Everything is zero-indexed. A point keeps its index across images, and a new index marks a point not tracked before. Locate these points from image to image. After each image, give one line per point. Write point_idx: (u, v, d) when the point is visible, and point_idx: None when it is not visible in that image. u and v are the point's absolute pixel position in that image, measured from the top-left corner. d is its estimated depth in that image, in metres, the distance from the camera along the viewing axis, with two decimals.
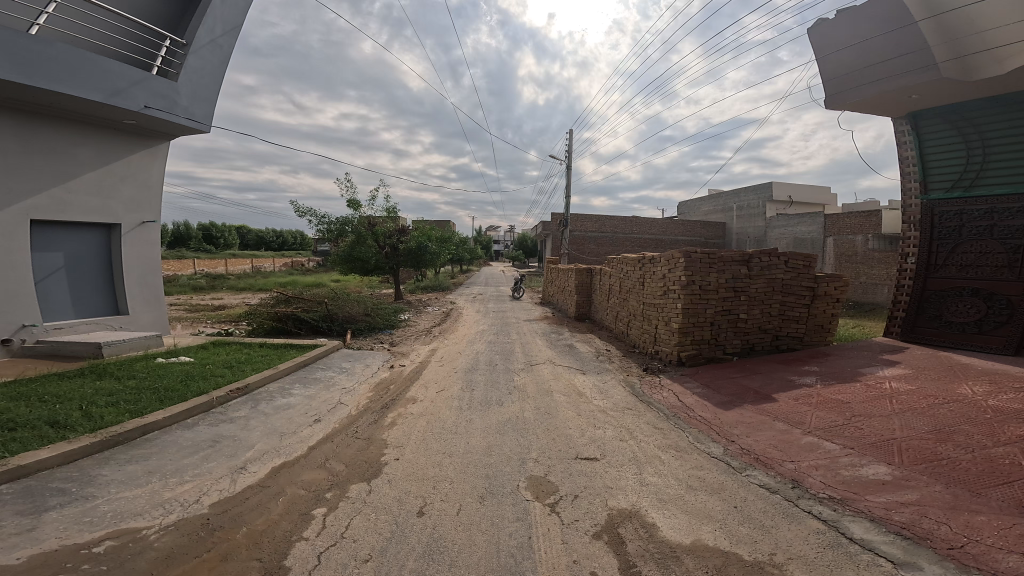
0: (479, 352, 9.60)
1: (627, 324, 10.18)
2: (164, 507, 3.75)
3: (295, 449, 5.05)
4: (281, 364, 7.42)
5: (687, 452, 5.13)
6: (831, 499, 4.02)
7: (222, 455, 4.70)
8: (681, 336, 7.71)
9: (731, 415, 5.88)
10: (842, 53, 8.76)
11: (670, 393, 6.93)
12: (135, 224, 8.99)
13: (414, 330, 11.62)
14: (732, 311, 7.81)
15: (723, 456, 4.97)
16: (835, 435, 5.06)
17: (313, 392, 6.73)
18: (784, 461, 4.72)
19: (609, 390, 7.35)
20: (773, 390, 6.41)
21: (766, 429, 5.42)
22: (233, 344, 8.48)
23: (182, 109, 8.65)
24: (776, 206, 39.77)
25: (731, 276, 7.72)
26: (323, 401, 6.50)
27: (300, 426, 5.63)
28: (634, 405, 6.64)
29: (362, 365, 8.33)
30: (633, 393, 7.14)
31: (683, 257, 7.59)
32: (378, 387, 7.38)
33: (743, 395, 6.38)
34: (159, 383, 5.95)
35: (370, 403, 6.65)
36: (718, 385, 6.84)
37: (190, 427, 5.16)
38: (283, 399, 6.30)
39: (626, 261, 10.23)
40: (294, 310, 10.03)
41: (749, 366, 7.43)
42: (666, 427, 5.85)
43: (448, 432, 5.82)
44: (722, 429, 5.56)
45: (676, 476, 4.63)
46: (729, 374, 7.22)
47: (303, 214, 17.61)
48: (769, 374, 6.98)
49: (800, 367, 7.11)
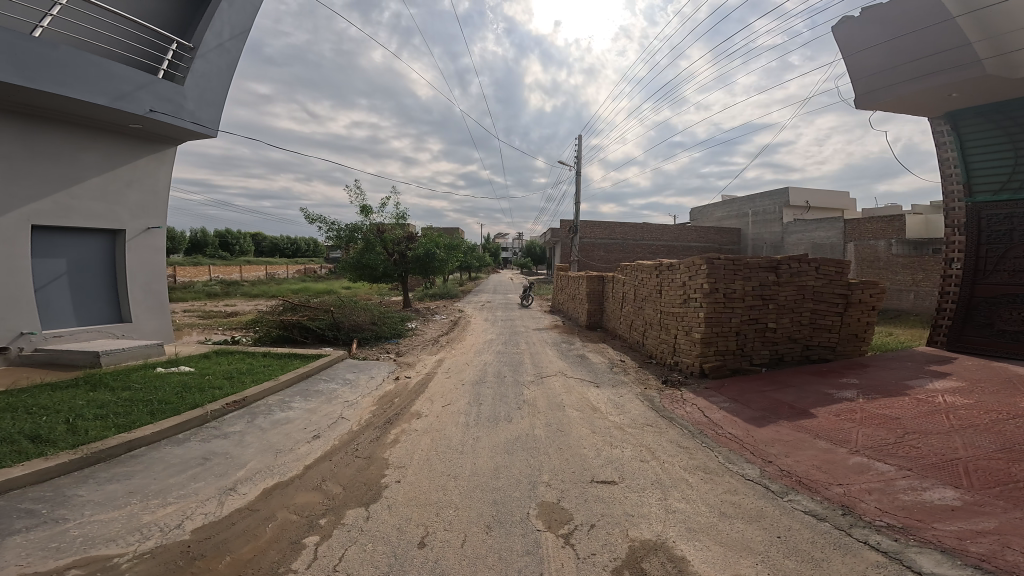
0: (488, 363, 9.22)
1: (643, 334, 9.69)
2: (141, 532, 3.44)
3: (291, 468, 4.73)
4: (283, 375, 7.15)
5: (717, 475, 4.64)
6: (891, 528, 3.51)
7: (211, 474, 4.40)
8: (704, 347, 7.23)
9: (765, 433, 5.37)
10: (869, 52, 8.26)
11: (694, 408, 6.43)
12: (140, 231, 8.91)
13: (422, 339, 11.32)
14: (759, 319, 7.30)
15: (760, 479, 4.48)
16: (887, 455, 4.52)
17: (314, 406, 6.42)
18: (830, 484, 4.21)
19: (627, 405, 6.88)
20: (810, 404, 5.88)
21: (806, 448, 4.90)
22: (236, 352, 8.26)
23: (189, 113, 8.59)
24: (792, 210, 38.78)
25: (758, 283, 7.22)
26: (324, 415, 6.18)
27: (297, 442, 5.32)
28: (655, 422, 6.16)
29: (366, 377, 8.02)
30: (653, 408, 6.65)
31: (705, 263, 7.11)
32: (382, 400, 7.04)
33: (777, 410, 5.86)
34: (154, 395, 5.72)
35: (373, 418, 6.31)
36: (748, 400, 6.31)
37: (180, 443, 4.88)
38: (282, 413, 6.00)
39: (642, 267, 9.75)
40: (300, 319, 9.82)
41: (780, 379, 6.87)
42: (691, 446, 5.36)
43: (453, 451, 5.44)
44: (756, 449, 5.06)
45: (707, 503, 4.16)
46: (758, 387, 6.69)
47: (313, 221, 17.59)
48: (803, 387, 6.43)
49: (837, 379, 6.55)
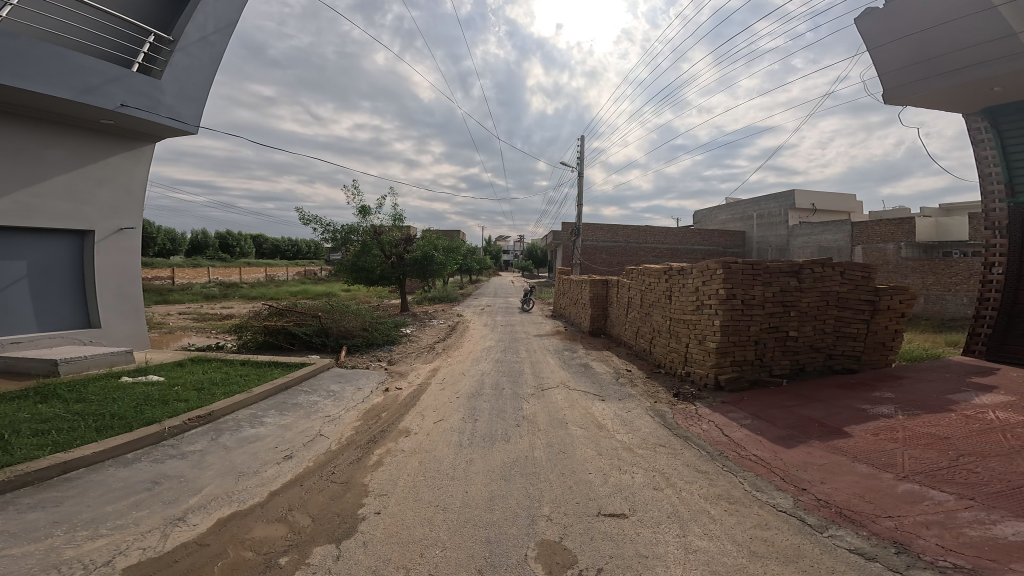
0: (485, 373, 8.65)
1: (651, 342, 9.11)
2: (58, 571, 2.91)
3: (255, 494, 4.18)
4: (259, 387, 6.60)
5: (744, 506, 4.05)
6: (959, 570, 2.92)
7: (158, 501, 3.85)
8: (720, 357, 6.65)
9: (796, 455, 4.78)
10: (899, 44, 7.71)
11: (711, 425, 5.83)
12: (111, 232, 8.42)
13: (416, 346, 10.76)
14: (780, 327, 6.72)
15: (795, 510, 3.89)
16: (942, 482, 3.93)
17: (290, 421, 5.86)
18: (877, 516, 3.63)
19: (635, 421, 6.29)
20: (842, 421, 5.29)
21: (845, 473, 4.31)
22: (215, 360, 7.72)
23: (166, 109, 8.10)
24: (799, 214, 38.11)
25: (779, 289, 6.65)
26: (301, 433, 5.63)
27: (266, 463, 4.77)
28: (668, 442, 5.57)
29: (353, 388, 7.45)
30: (664, 425, 6.06)
31: (721, 267, 6.53)
32: (368, 415, 6.47)
33: (805, 428, 5.28)
34: (108, 408, 5.20)
35: (356, 437, 5.74)
36: (772, 416, 5.72)
37: (127, 463, 4.34)
38: (251, 429, 5.45)
39: (649, 271, 9.18)
40: (286, 324, 9.28)
41: (805, 392, 6.27)
42: (711, 471, 4.77)
43: (443, 476, 4.87)
44: (787, 473, 4.47)
45: (733, 540, 3.57)
46: (782, 401, 6.09)
47: (307, 222, 17.10)
48: (831, 402, 5.83)
49: (868, 393, 5.95)
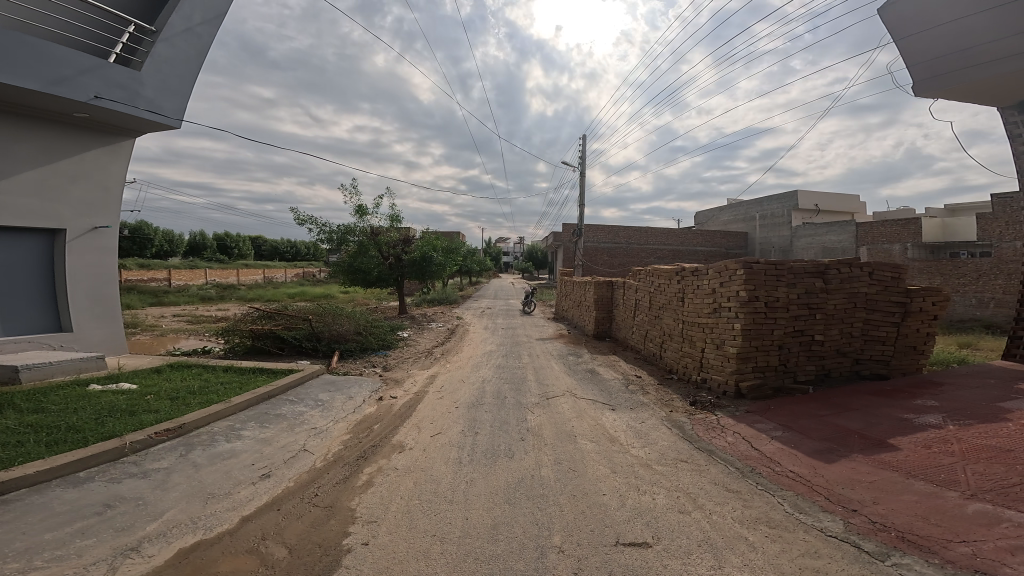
0: (486, 380, 8.15)
1: (661, 346, 8.63)
2: None
3: (223, 520, 3.72)
4: (240, 396, 6.10)
5: (787, 531, 3.57)
6: None
7: (109, 529, 3.38)
8: (741, 363, 6.18)
9: (839, 472, 4.29)
10: (931, 33, 7.19)
11: (737, 438, 5.34)
12: (85, 230, 7.97)
13: (413, 350, 10.26)
14: (805, 331, 6.26)
15: (848, 536, 3.42)
16: (1018, 500, 3.45)
17: (270, 435, 5.37)
18: (949, 541, 3.16)
19: (651, 434, 5.78)
20: (886, 433, 4.81)
21: (900, 491, 3.83)
22: (197, 366, 7.24)
23: (146, 101, 7.68)
24: (802, 214, 37.69)
25: (804, 290, 6.17)
26: (283, 448, 5.14)
27: (240, 484, 4.29)
28: (691, 457, 5.07)
29: (344, 397, 6.95)
30: (684, 438, 5.57)
31: (742, 267, 6.06)
32: (358, 428, 5.96)
33: (844, 441, 4.80)
34: (65, 420, 4.74)
35: (345, 453, 5.23)
36: (805, 427, 5.23)
37: (78, 483, 3.88)
38: (227, 444, 4.96)
39: (659, 271, 8.70)
40: (275, 328, 8.78)
41: (836, 400, 5.79)
42: (742, 490, 4.28)
43: (441, 498, 4.38)
44: (833, 492, 3.99)
45: (779, 572, 3.10)
46: (813, 410, 5.61)
47: (302, 222, 16.59)
48: (868, 412, 5.35)
49: (909, 401, 5.48)
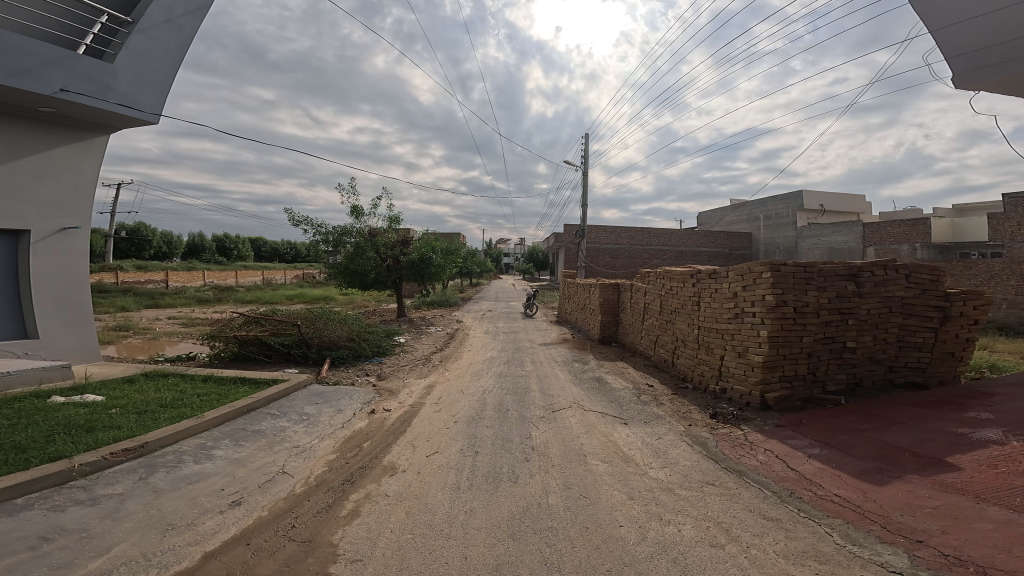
0: (487, 391, 7.62)
1: (673, 352, 8.11)
2: None
3: (184, 557, 3.19)
4: (217, 410, 5.58)
5: (841, 569, 3.06)
6: None
7: (41, 567, 2.87)
8: (767, 372, 5.69)
9: (893, 496, 3.77)
10: (967, 25, 6.35)
11: (769, 456, 4.82)
12: (53, 231, 7.57)
13: (410, 357, 9.73)
14: (836, 338, 5.78)
15: (917, 573, 2.92)
16: None
17: (246, 455, 4.85)
18: None
19: (670, 452, 5.24)
20: (941, 450, 4.30)
21: (971, 519, 3.32)
22: (174, 375, 6.73)
23: (119, 95, 7.27)
24: (807, 214, 37.16)
25: (836, 295, 5.68)
26: (260, 469, 4.61)
27: (207, 512, 3.76)
28: (719, 479, 4.54)
29: (332, 411, 6.42)
30: (709, 456, 5.04)
31: (769, 270, 5.58)
32: (345, 446, 5.43)
33: (894, 460, 4.28)
34: (11, 437, 4.25)
35: (329, 476, 4.69)
36: (846, 444, 4.71)
37: (13, 512, 3.38)
38: (196, 466, 4.44)
39: (671, 274, 8.19)
40: (261, 334, 8.26)
41: (876, 414, 5.26)
42: (780, 519, 3.75)
43: (437, 531, 3.84)
44: (891, 521, 3.48)
45: None
46: (851, 424, 5.09)
47: (299, 223, 15.96)
48: (916, 426, 4.84)
49: (959, 415, 4.98)
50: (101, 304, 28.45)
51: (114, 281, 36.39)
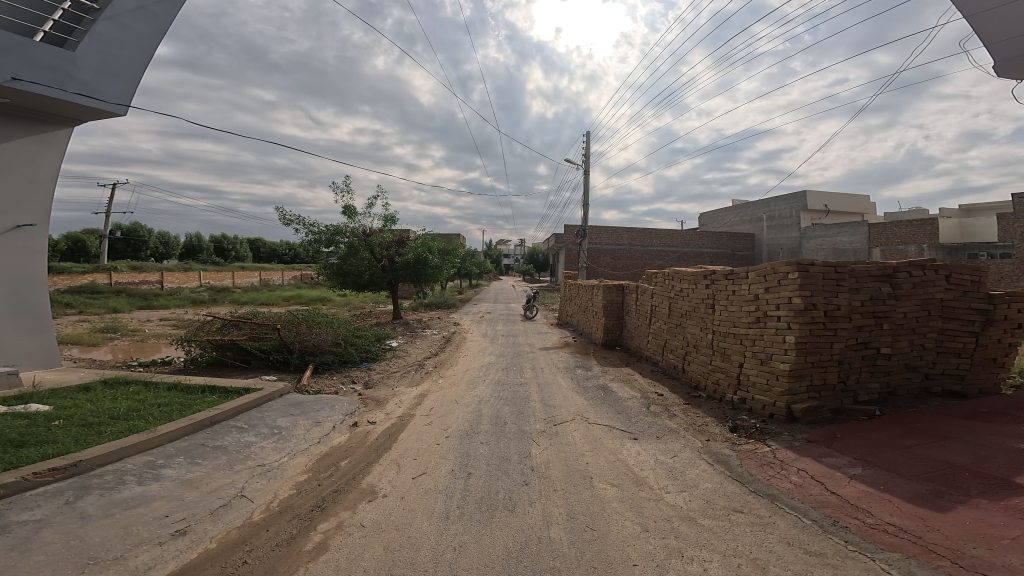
0: (482, 401, 7.04)
1: (684, 358, 7.54)
2: None
3: None
4: (176, 423, 5.02)
5: None
6: None
7: None
8: (794, 381, 5.18)
9: (961, 525, 3.23)
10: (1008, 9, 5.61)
11: (804, 477, 4.24)
12: (6, 228, 7.21)
13: (402, 363, 9.14)
14: (868, 344, 5.29)
15: None
16: None
17: (201, 475, 4.27)
18: None
19: (688, 474, 4.65)
20: (1008, 470, 3.75)
21: None
22: (137, 383, 6.18)
23: (79, 84, 6.90)
24: (811, 214, 36.61)
25: (869, 297, 5.18)
26: (218, 493, 4.04)
27: (141, 545, 3.21)
28: (748, 506, 3.95)
29: (309, 424, 5.82)
30: (733, 478, 4.46)
31: (796, 271, 5.08)
32: (319, 466, 4.85)
33: (953, 482, 3.73)
34: None
35: (296, 502, 4.11)
36: (892, 463, 4.15)
37: None
38: (139, 488, 3.88)
39: (681, 275, 7.64)
40: (238, 338, 7.70)
41: (920, 428, 4.69)
42: (820, 557, 3.18)
43: (417, 571, 3.26)
44: (965, 558, 2.93)
45: None
46: (895, 439, 4.54)
47: (288, 223, 15.11)
48: (971, 441, 4.30)
49: (1017, 429, 4.44)
50: (94, 305, 28.01)
51: (108, 281, 35.96)
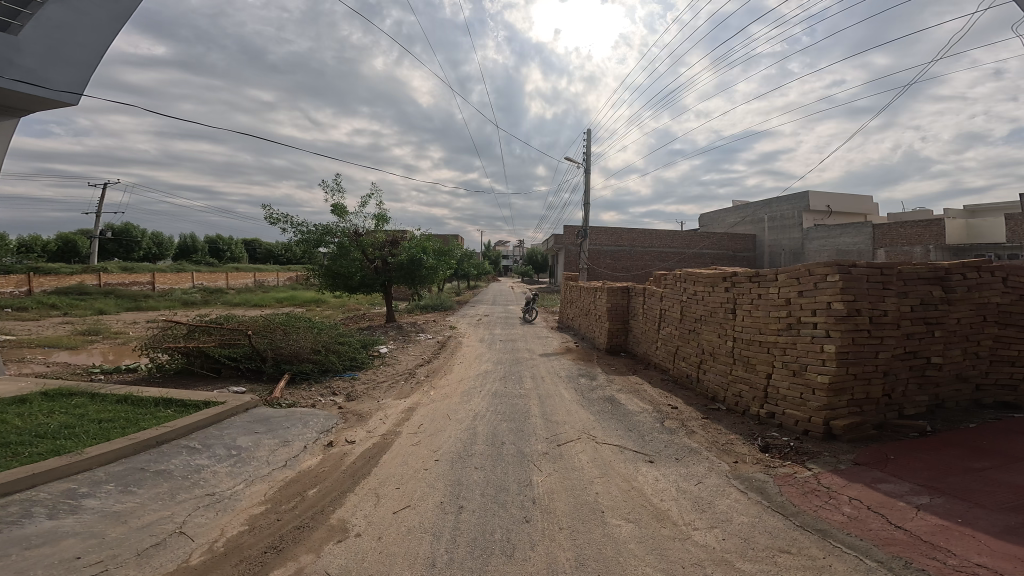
0: (475, 416, 6.37)
1: (698, 367, 6.89)
2: None
3: None
4: (113, 442, 4.36)
5: None
6: None
7: None
8: (834, 395, 4.56)
9: None
10: None
11: (861, 508, 3.58)
12: None
13: (390, 372, 8.45)
14: (916, 354, 4.68)
15: None
16: None
17: (131, 507, 3.62)
18: None
19: (716, 505, 3.98)
20: None
21: None
22: (83, 396, 5.55)
23: (23, 70, 6.22)
24: (813, 215, 36.06)
25: (918, 302, 4.58)
26: (148, 531, 3.39)
27: None
28: (795, 545, 3.29)
29: (276, 443, 5.14)
30: (772, 509, 3.79)
31: (836, 272, 4.46)
32: (282, 495, 4.18)
33: None
34: None
35: (247, 541, 3.45)
36: (964, 490, 3.50)
37: None
38: (47, 523, 3.24)
39: (694, 276, 7.01)
40: (205, 346, 7.03)
41: (986, 449, 4.04)
42: None
43: None
44: None
45: None
46: (961, 462, 3.89)
47: (275, 223, 14.48)
48: None
49: None
50: (81, 306, 27.24)
51: (98, 282, 35.23)
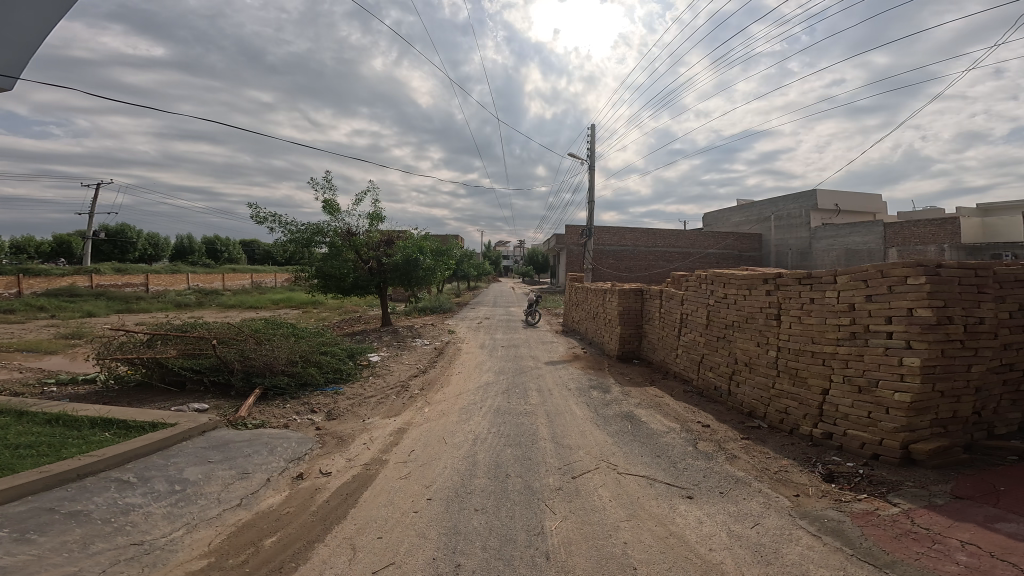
0: (475, 440, 5.51)
1: (730, 379, 6.04)
2: None
3: None
4: (19, 476, 3.50)
5: None
6: None
7: None
8: (915, 415, 3.75)
9: None
10: None
11: (986, 556, 2.73)
12: None
13: (380, 384, 7.60)
14: (1010, 365, 3.95)
15: None
16: None
17: (22, 561, 2.77)
18: None
19: (785, 555, 3.11)
20: None
21: None
22: (7, 416, 4.70)
23: None
24: (821, 214, 35.05)
25: (1016, 306, 3.86)
26: None
27: None
28: None
29: (233, 475, 4.28)
30: (863, 560, 2.93)
31: (923, 272, 3.67)
32: (232, 545, 3.33)
33: None
34: None
35: None
36: None
37: None
38: None
39: (725, 278, 6.17)
40: (164, 358, 6.18)
41: None
42: None
43: None
44: None
45: None
46: None
47: (262, 221, 13.61)
48: None
49: None
50: (67, 309, 26.27)
51: (88, 283, 34.38)
